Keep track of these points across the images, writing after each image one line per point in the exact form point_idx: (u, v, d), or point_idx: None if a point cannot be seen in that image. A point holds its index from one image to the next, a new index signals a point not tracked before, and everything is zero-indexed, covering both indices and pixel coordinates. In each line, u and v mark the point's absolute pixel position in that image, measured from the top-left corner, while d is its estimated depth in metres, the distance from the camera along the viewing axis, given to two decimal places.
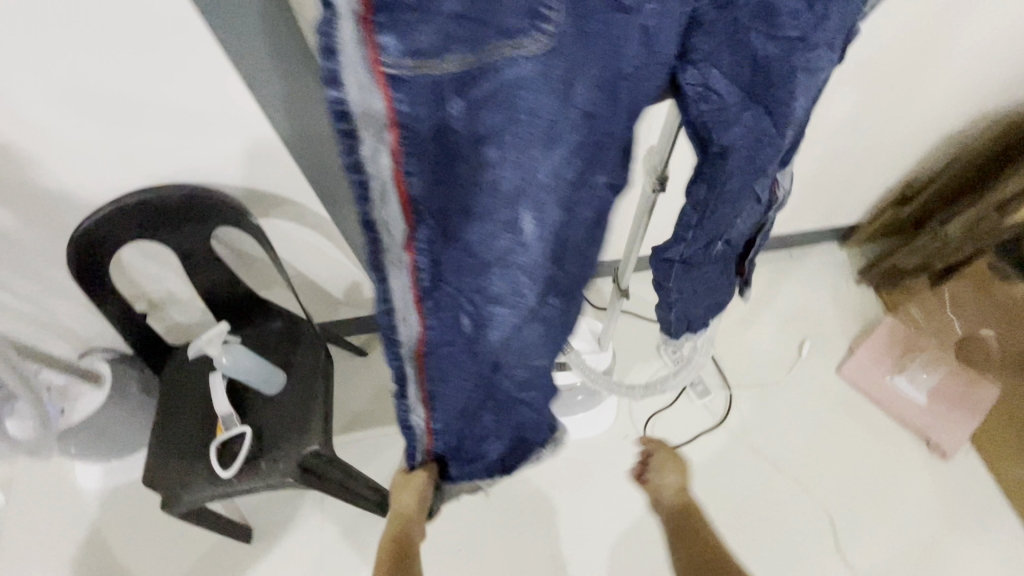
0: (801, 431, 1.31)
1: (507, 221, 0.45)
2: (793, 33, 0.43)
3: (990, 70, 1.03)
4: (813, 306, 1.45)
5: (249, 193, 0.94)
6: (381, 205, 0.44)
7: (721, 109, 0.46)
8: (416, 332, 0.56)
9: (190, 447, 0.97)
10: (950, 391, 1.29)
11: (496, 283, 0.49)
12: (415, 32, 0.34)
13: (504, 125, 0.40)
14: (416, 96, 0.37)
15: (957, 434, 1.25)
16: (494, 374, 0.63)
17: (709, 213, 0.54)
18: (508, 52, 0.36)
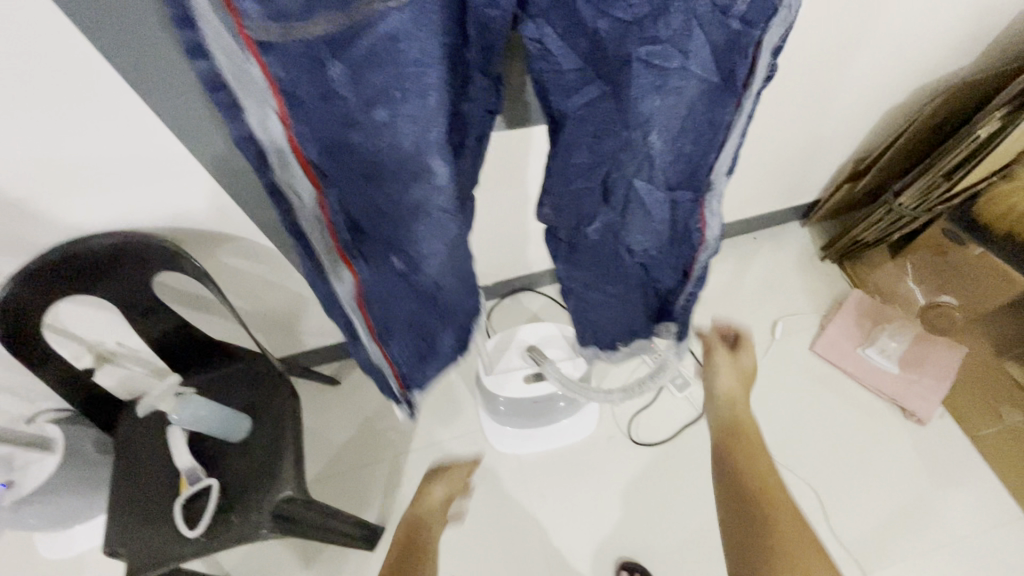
0: (781, 412, 1.32)
1: (414, 168, 0.50)
2: (625, 15, 0.44)
3: (927, 42, 1.04)
4: (780, 287, 1.46)
5: (188, 232, 0.89)
6: (284, 171, 0.47)
7: (560, 78, 0.50)
8: (351, 280, 0.60)
9: (152, 507, 0.90)
10: (920, 357, 1.32)
11: (419, 218, 0.54)
12: (277, 2, 0.36)
13: (387, 79, 0.43)
14: (289, 60, 0.40)
15: (929, 398, 1.27)
16: (439, 305, 0.66)
17: (570, 184, 0.58)
18: (376, 10, 0.39)
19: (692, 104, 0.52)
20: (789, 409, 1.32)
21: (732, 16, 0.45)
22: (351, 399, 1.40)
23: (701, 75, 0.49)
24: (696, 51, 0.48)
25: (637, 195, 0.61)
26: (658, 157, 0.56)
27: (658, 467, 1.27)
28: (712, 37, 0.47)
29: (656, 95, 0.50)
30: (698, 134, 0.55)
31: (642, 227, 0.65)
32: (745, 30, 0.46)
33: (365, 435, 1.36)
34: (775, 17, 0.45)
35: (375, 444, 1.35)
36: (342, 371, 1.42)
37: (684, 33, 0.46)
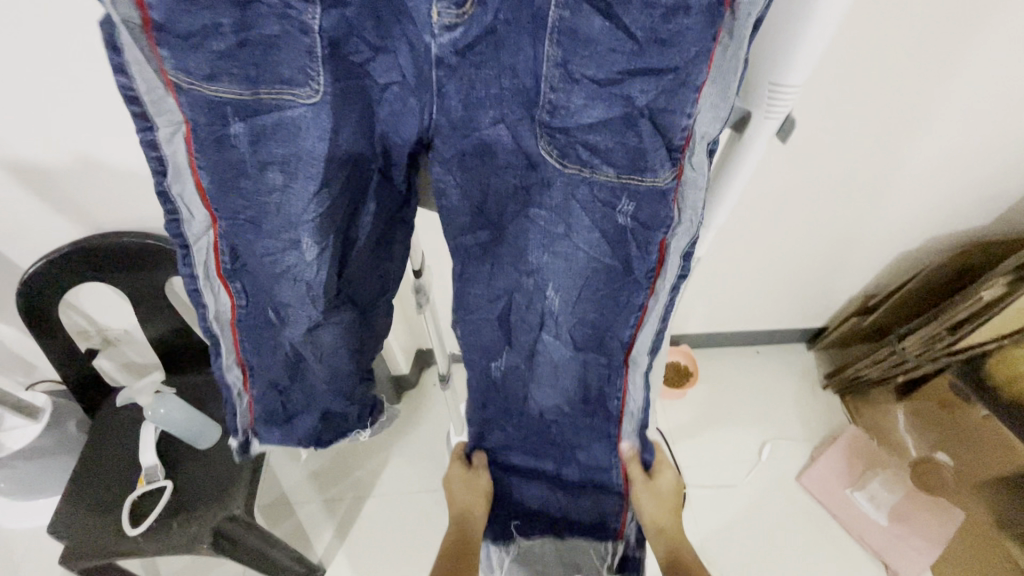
0: (755, 540, 1.25)
1: (292, 240, 0.48)
2: (512, 180, 0.49)
3: (942, 197, 1.05)
4: (775, 407, 1.42)
5: None
6: (178, 190, 0.45)
7: (455, 217, 0.52)
8: (229, 301, 0.54)
9: (106, 497, 0.93)
10: (914, 514, 1.23)
11: (284, 281, 0.52)
12: (189, 60, 0.39)
13: (285, 153, 0.44)
14: (198, 108, 0.41)
15: (917, 561, 1.19)
16: (301, 366, 0.61)
17: (477, 326, 0.62)
18: (285, 96, 0.41)
19: (589, 278, 0.53)
20: (763, 536, 1.26)
21: (618, 212, 0.46)
22: None
23: (591, 252, 0.50)
24: (579, 229, 0.49)
25: (546, 350, 0.62)
26: (559, 317, 0.58)
27: None
28: (599, 224, 0.48)
29: (543, 250, 0.53)
30: (602, 308, 0.55)
31: (552, 385, 0.66)
32: (633, 227, 0.47)
33: (332, 469, 1.35)
34: (675, 225, 0.45)
35: (337, 481, 1.34)
36: None
37: (566, 207, 0.48)
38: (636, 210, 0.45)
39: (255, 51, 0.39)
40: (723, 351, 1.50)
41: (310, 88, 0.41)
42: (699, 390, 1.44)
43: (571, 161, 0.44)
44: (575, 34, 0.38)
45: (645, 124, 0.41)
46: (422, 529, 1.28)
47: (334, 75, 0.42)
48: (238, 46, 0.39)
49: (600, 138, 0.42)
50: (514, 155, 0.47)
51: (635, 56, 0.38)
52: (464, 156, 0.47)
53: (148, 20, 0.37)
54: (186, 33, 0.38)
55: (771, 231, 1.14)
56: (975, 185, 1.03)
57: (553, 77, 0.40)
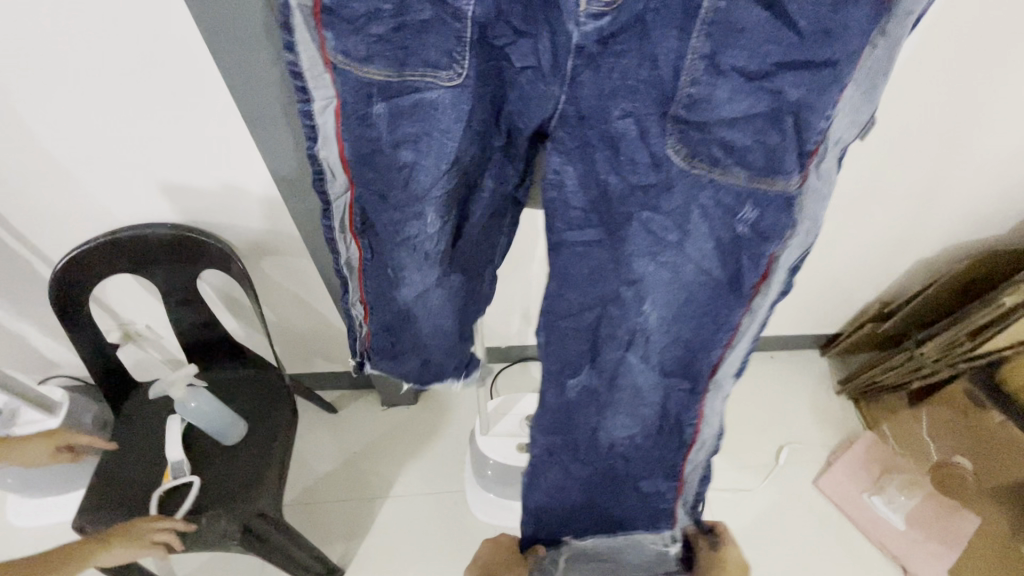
0: (774, 543, 1.26)
1: (415, 212, 0.52)
2: (632, 180, 0.48)
3: (962, 205, 1.08)
4: (790, 413, 1.43)
5: (242, 238, 0.96)
6: (324, 155, 0.48)
7: (564, 212, 0.52)
8: (356, 256, 0.57)
9: (133, 491, 0.92)
10: (928, 518, 1.25)
11: (404, 249, 0.55)
12: (350, 43, 0.41)
13: (418, 133, 0.47)
14: (349, 85, 0.43)
15: (934, 565, 1.20)
16: (410, 319, 0.63)
17: (562, 336, 0.59)
18: (427, 78, 0.44)
19: (692, 291, 0.53)
20: (782, 540, 1.26)
21: (739, 220, 0.46)
22: (343, 432, 1.40)
23: (699, 262, 0.51)
24: (695, 236, 0.49)
25: (628, 366, 0.62)
26: (651, 331, 0.57)
27: None
28: (717, 233, 0.48)
29: (651, 261, 0.52)
30: (701, 324, 0.55)
31: (630, 410, 0.67)
32: (752, 236, 0.47)
33: (348, 472, 1.34)
34: (792, 238, 0.46)
35: (352, 484, 1.33)
36: (341, 400, 1.44)
37: (684, 213, 0.48)
38: (760, 216, 0.45)
39: (407, 35, 0.42)
40: None
41: (453, 71, 0.44)
42: None
43: (700, 160, 0.45)
44: (730, 25, 0.39)
45: (790, 121, 0.41)
46: (439, 532, 1.27)
47: (478, 57, 0.44)
48: (395, 29, 0.41)
49: (740, 135, 0.43)
50: (639, 155, 0.47)
51: (793, 47, 0.39)
52: (588, 143, 0.48)
53: (319, 4, 0.40)
54: (352, 18, 0.40)
55: None
56: (998, 195, 1.06)
57: (698, 70, 0.41)
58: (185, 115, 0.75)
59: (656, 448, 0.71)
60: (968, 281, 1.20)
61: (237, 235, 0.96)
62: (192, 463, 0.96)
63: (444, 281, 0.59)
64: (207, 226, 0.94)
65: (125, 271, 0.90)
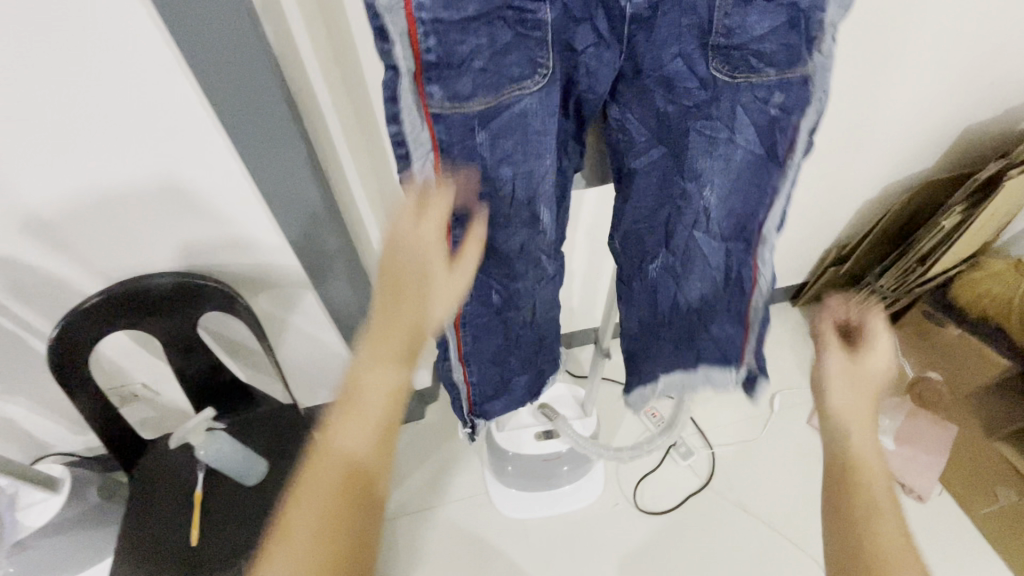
0: (785, 482, 1.33)
1: (528, 218, 0.61)
2: (687, 102, 0.57)
3: (897, 146, 1.20)
4: (775, 362, 1.53)
5: (239, 274, 0.97)
6: (431, 215, 0.57)
7: (634, 147, 0.62)
8: (454, 308, 0.67)
9: (167, 546, 0.92)
10: (912, 433, 1.37)
11: (522, 258, 0.65)
12: (454, 83, 0.48)
13: (517, 145, 0.54)
14: (451, 129, 0.51)
15: (927, 473, 1.32)
16: (523, 332, 0.75)
17: (640, 236, 0.69)
18: (517, 92, 0.51)
19: (742, 171, 0.61)
20: (791, 480, 1.34)
21: (770, 105, 0.56)
22: None
23: (747, 145, 0.59)
24: (741, 130, 0.58)
25: (697, 245, 0.68)
26: (710, 213, 0.65)
27: (661, 538, 1.27)
28: (756, 121, 0.57)
29: (709, 157, 0.60)
30: (748, 196, 0.64)
31: (700, 276, 0.71)
32: (785, 117, 0.57)
33: None
34: (811, 108, 0.56)
35: None
36: None
37: (731, 114, 0.57)
38: (788, 97, 0.56)
39: (496, 60, 0.49)
40: None
41: (537, 76, 0.51)
42: None
43: (739, 71, 0.54)
44: None
45: (803, 22, 0.52)
46: (468, 537, 1.28)
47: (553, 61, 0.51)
48: (490, 58, 0.48)
49: (766, 44, 0.53)
50: (689, 83, 0.56)
51: None
52: (646, 90, 0.58)
53: (419, 64, 0.47)
54: (453, 62, 0.47)
55: None
56: (924, 133, 1.18)
57: (728, 3, 0.51)
58: (180, 158, 0.77)
59: (726, 334, 0.76)
60: (907, 215, 1.34)
61: (232, 273, 0.97)
62: (220, 509, 0.96)
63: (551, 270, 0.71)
64: (204, 266, 0.94)
65: (124, 326, 0.89)
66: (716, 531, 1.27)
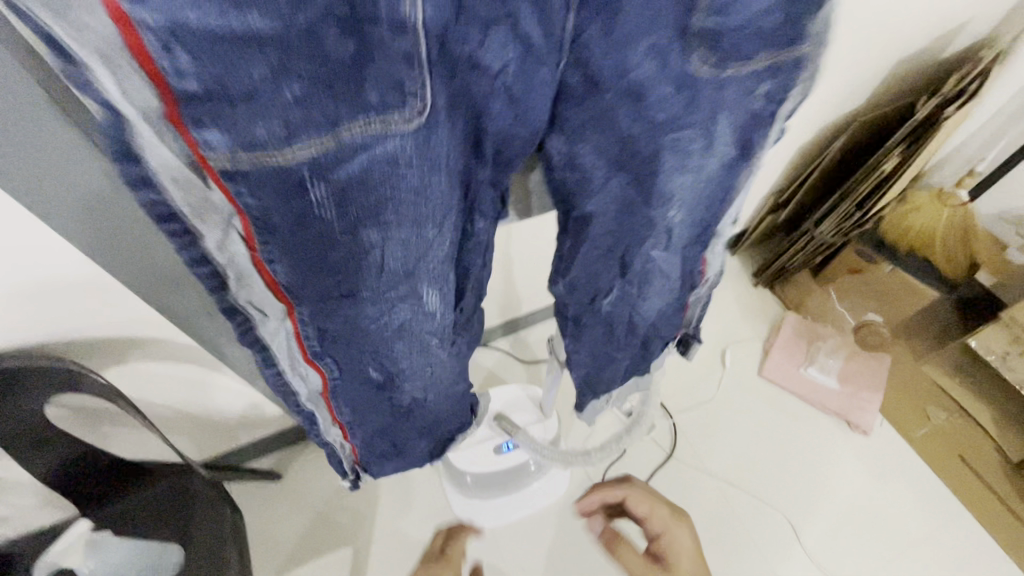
0: (745, 439, 1.33)
1: (403, 297, 0.33)
2: (645, 125, 0.29)
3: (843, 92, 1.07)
4: (723, 315, 1.50)
5: (92, 347, 0.71)
6: (223, 254, 0.26)
7: (583, 187, 0.32)
8: (318, 380, 0.41)
9: None
10: (853, 372, 1.40)
11: (404, 346, 0.38)
12: (233, 68, 0.19)
13: (384, 203, 0.27)
14: (265, 189, 0.24)
15: (869, 409, 1.34)
16: (410, 408, 0.48)
17: (574, 270, 0.42)
18: (377, 130, 0.23)
19: (715, 180, 0.37)
20: (753, 436, 1.33)
21: (756, 98, 0.31)
22: (304, 490, 1.21)
23: (727, 151, 0.34)
24: (721, 140, 0.33)
25: (655, 266, 0.44)
26: (676, 231, 0.40)
27: (636, 521, 1.22)
28: (740, 121, 0.32)
29: (682, 175, 0.34)
30: (716, 197, 0.39)
31: (658, 293, 0.49)
32: (766, 108, 0.33)
33: (324, 532, 1.18)
34: (798, 92, 0.33)
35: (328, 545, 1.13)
36: (283, 463, 1.23)
37: (709, 121, 0.30)
38: (779, 85, 0.31)
39: (339, 81, 0.21)
40: None
41: (412, 108, 0.23)
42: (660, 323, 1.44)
43: (732, 61, 0.27)
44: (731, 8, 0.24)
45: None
46: None
47: (443, 78, 0.23)
48: (307, 93, 0.21)
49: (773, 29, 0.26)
50: (662, 92, 0.27)
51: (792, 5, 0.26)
52: (600, 111, 0.27)
53: (173, 97, 0.19)
54: (241, 89, 0.20)
55: None
56: (864, 73, 1.05)
57: None
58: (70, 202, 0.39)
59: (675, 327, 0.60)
60: (852, 153, 1.22)
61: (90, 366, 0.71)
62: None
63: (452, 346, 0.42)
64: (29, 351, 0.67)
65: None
66: (688, 501, 1.25)
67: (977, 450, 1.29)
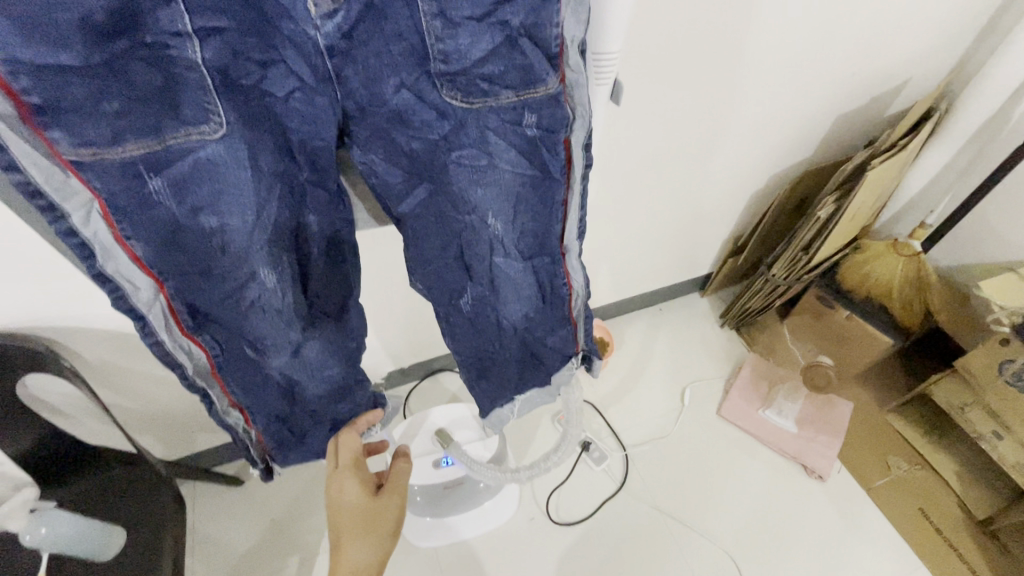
0: (731, 494, 1.16)
1: (247, 275, 0.40)
2: (424, 139, 0.38)
3: (820, 123, 0.99)
4: (698, 352, 1.35)
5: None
6: (88, 228, 0.34)
7: (388, 190, 0.42)
8: (202, 358, 0.46)
9: None
10: (811, 413, 1.25)
11: (265, 319, 0.44)
12: (62, 89, 0.28)
13: (215, 196, 0.35)
14: (110, 179, 0.32)
15: (828, 455, 1.20)
16: (294, 391, 0.53)
17: (430, 269, 0.50)
18: (189, 137, 0.32)
19: (520, 196, 0.44)
20: (738, 491, 1.17)
21: (525, 127, 0.39)
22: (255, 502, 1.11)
23: (518, 169, 0.42)
24: (502, 157, 0.40)
25: (502, 271, 0.51)
26: (506, 239, 0.47)
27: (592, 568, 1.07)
28: (516, 144, 0.40)
29: (478, 187, 0.42)
30: (538, 213, 0.47)
31: (518, 299, 0.54)
32: (545, 138, 0.41)
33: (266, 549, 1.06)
34: (572, 123, 0.41)
35: (282, 551, 1.04)
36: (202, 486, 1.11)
37: (484, 142, 0.39)
38: (541, 118, 0.39)
39: (150, 100, 0.30)
40: (637, 311, 1.39)
41: (213, 121, 0.32)
42: (627, 362, 1.32)
43: (474, 97, 0.36)
44: (450, 58, 0.34)
45: (529, 46, 0.35)
46: None
47: (236, 101, 0.32)
48: (124, 108, 0.29)
49: (496, 70, 0.35)
50: (425, 115, 0.37)
51: (508, 55, 0.35)
52: (380, 129, 0.38)
53: (22, 107, 0.28)
54: (73, 102, 0.28)
55: (661, 200, 0.98)
56: (837, 111, 0.98)
57: (434, 30, 0.33)
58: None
59: (560, 340, 0.63)
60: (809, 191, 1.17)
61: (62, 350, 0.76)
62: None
63: (313, 323, 0.49)
64: None
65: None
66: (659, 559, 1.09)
67: (941, 510, 1.13)
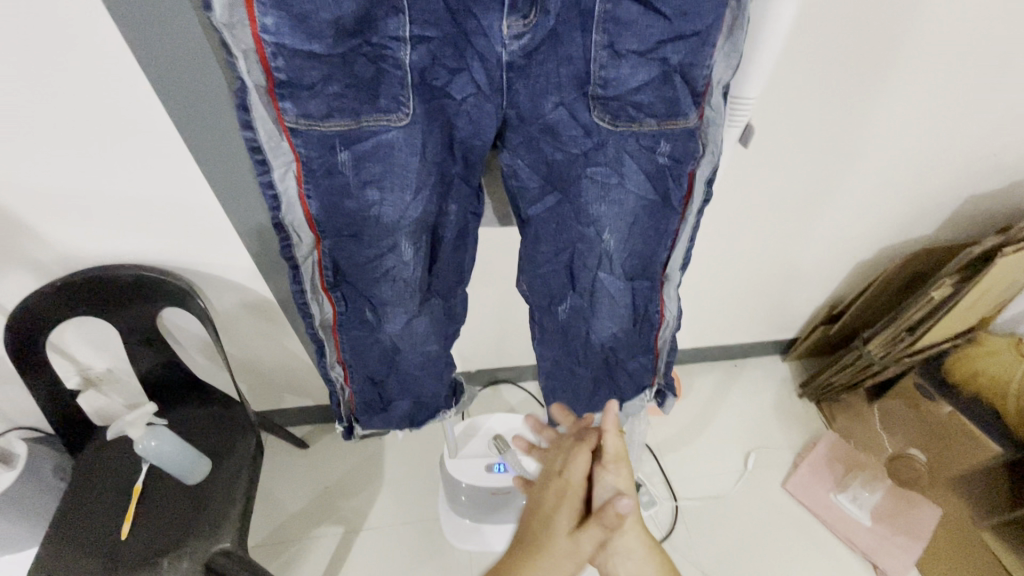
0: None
1: (390, 245, 0.46)
2: (566, 151, 0.43)
3: (950, 195, 0.93)
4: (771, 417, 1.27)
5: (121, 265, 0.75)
6: (282, 183, 0.41)
7: (525, 193, 0.47)
8: (329, 312, 0.52)
9: (100, 529, 0.74)
10: (892, 508, 1.11)
11: (390, 287, 0.50)
12: (303, 70, 0.35)
13: (383, 174, 0.41)
14: (312, 147, 0.39)
15: (904, 558, 1.06)
16: (394, 359, 0.59)
17: (538, 271, 0.54)
18: (380, 121, 0.38)
19: (637, 218, 0.47)
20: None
21: (658, 154, 0.42)
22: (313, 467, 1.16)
23: (641, 193, 0.45)
24: (630, 178, 0.44)
25: (603, 286, 0.53)
26: (615, 257, 0.50)
27: None
28: (645, 168, 0.43)
29: (602, 203, 0.46)
30: (648, 237, 0.49)
31: (611, 317, 0.57)
32: (672, 168, 0.44)
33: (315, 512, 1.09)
34: (702, 157, 0.43)
35: (327, 517, 1.07)
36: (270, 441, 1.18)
37: (618, 162, 0.43)
38: (675, 149, 0.42)
39: (361, 87, 0.37)
40: (710, 362, 1.33)
41: (402, 111, 0.38)
42: (693, 411, 1.26)
43: (619, 121, 0.40)
44: (608, 84, 0.38)
45: (679, 82, 0.39)
46: None
47: (422, 98, 0.39)
48: (341, 91, 0.36)
49: (645, 99, 0.39)
50: (573, 131, 0.42)
51: (658, 87, 0.39)
52: (531, 137, 0.43)
53: (271, 79, 0.35)
54: (308, 80, 0.35)
55: (758, 245, 0.94)
56: (972, 186, 0.92)
57: (600, 59, 0.38)
58: (111, 97, 0.50)
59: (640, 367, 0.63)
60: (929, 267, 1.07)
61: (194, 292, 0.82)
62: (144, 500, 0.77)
63: (427, 301, 0.55)
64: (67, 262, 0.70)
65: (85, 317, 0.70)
66: None
67: None
